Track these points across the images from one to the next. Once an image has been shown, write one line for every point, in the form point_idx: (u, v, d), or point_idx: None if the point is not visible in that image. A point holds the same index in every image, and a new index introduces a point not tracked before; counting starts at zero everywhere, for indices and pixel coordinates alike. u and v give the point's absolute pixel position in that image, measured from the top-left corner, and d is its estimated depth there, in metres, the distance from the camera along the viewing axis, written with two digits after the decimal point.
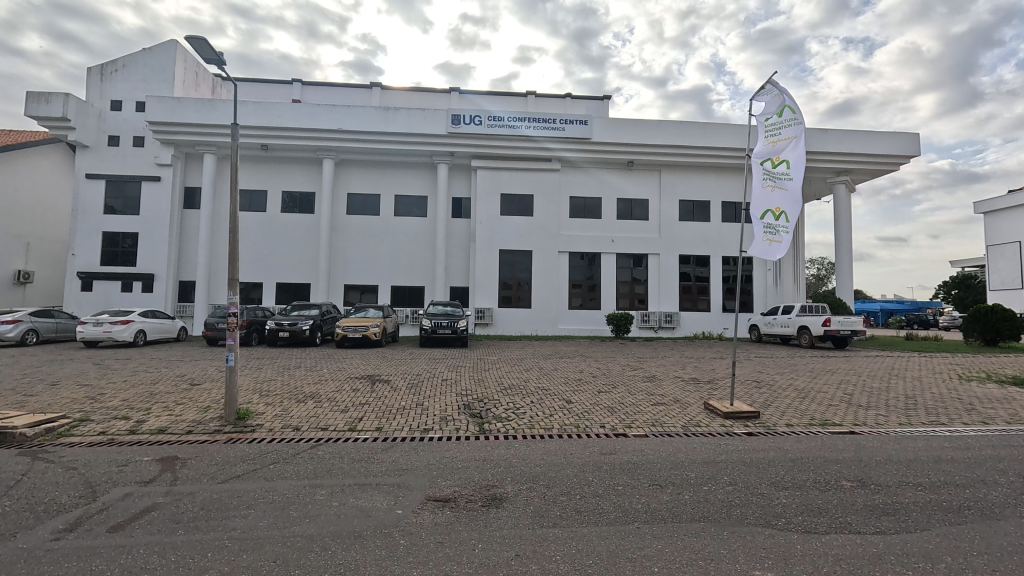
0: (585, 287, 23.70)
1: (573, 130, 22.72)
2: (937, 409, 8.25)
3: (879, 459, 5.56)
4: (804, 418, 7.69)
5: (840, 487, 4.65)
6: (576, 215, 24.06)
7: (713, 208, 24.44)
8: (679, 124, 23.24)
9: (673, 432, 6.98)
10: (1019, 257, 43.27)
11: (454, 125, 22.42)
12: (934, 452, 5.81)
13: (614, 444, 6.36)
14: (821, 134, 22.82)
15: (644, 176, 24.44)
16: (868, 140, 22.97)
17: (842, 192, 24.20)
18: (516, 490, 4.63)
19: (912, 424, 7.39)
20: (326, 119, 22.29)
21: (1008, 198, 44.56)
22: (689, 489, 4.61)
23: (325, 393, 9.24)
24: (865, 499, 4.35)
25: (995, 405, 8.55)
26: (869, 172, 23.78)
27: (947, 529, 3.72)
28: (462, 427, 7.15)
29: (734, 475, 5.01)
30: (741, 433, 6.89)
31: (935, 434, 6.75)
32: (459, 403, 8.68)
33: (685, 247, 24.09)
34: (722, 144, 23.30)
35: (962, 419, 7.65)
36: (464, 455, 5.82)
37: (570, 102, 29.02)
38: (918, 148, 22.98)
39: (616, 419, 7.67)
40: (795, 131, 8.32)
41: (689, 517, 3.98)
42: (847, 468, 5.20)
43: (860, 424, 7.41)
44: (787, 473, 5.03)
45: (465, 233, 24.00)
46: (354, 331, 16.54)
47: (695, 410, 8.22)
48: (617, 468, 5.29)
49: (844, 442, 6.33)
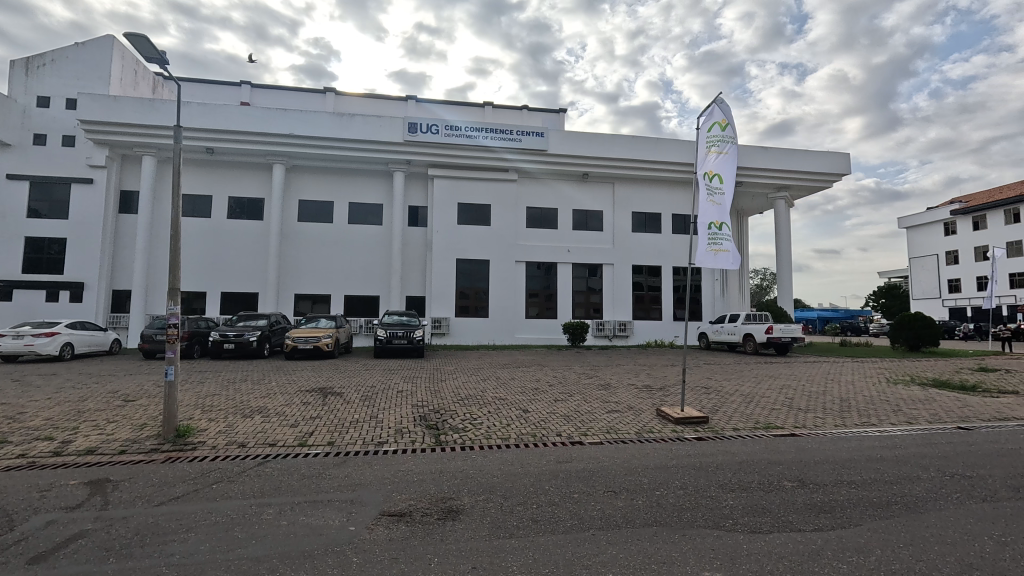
0: (541, 296, 23.92)
1: (529, 142, 23.03)
2: (868, 411, 8.84)
3: (817, 459, 5.89)
4: (749, 422, 8.04)
5: (782, 487, 4.89)
6: (531, 225, 24.33)
7: (663, 220, 25.33)
8: (631, 139, 23.96)
9: (626, 438, 7.15)
10: (938, 269, 47.15)
11: (410, 133, 22.23)
12: (866, 452, 6.20)
13: (570, 452, 6.45)
14: (762, 152, 24.19)
15: (598, 189, 25.05)
16: (804, 158, 24.53)
17: (782, 207, 25.56)
18: (472, 501, 4.60)
19: (847, 425, 7.87)
20: (278, 123, 21.63)
21: (927, 214, 48.59)
22: (642, 495, 4.72)
23: (273, 408, 8.85)
24: (805, 498, 4.59)
25: (919, 407, 9.24)
26: (805, 188, 25.35)
27: (877, 524, 3.98)
28: (418, 440, 7.02)
29: (685, 479, 5.18)
30: (691, 438, 7.14)
31: (866, 435, 7.21)
32: (414, 414, 8.53)
33: (638, 258, 24.78)
34: (672, 160, 24.21)
35: (889, 420, 8.22)
36: (420, 468, 5.71)
37: (527, 113, 29.47)
38: (847, 167, 24.74)
39: (572, 427, 7.78)
40: (728, 148, 8.97)
41: (643, 522, 4.07)
42: (788, 469, 5.48)
43: (800, 426, 7.82)
44: (734, 476, 5.24)
45: (423, 243, 23.77)
46: (305, 342, 15.99)
47: (647, 417, 8.44)
48: (572, 476, 5.35)
49: (785, 444, 6.67)
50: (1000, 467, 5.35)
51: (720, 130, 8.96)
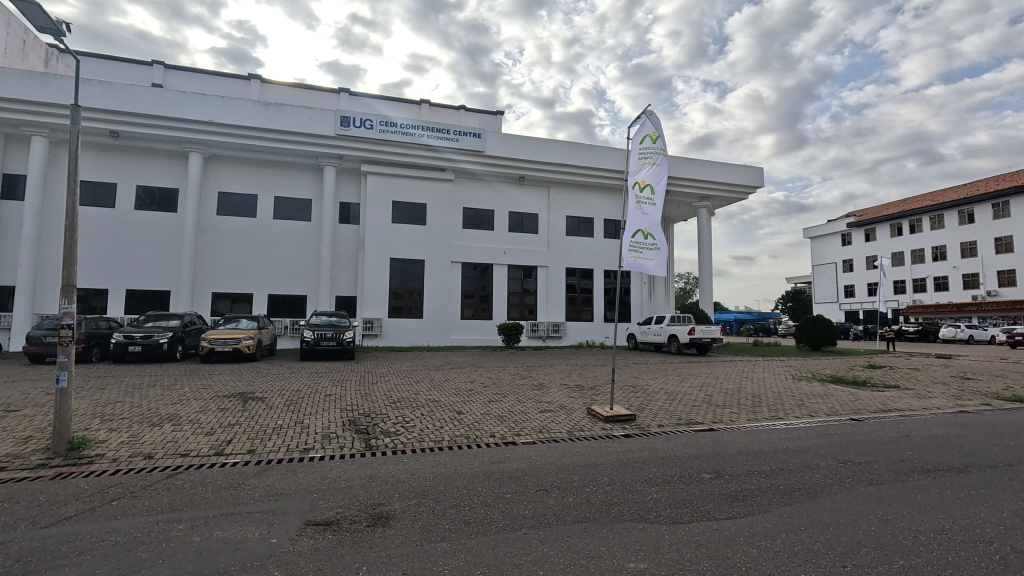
0: (477, 297, 23.90)
1: (466, 142, 22.92)
2: (775, 406, 9.62)
3: (732, 452, 6.31)
4: (673, 418, 8.48)
5: (701, 479, 5.20)
6: (467, 226, 24.25)
7: (596, 224, 26.14)
8: (566, 144, 24.51)
9: (559, 437, 7.31)
10: (835, 276, 52.20)
11: (342, 127, 21.44)
12: (773, 443, 6.75)
13: (503, 452, 6.48)
14: (687, 163, 25.62)
15: (534, 192, 25.40)
16: (723, 171, 26.26)
17: (704, 216, 27.22)
18: (403, 506, 4.51)
19: (757, 419, 8.50)
20: (195, 108, 20.11)
21: (827, 226, 53.66)
22: (572, 492, 4.84)
23: (185, 415, 8.20)
24: (720, 488, 4.92)
25: (819, 401, 10.18)
26: (724, 199, 27.16)
27: (782, 509, 4.34)
28: (347, 445, 6.77)
29: (613, 475, 5.37)
30: (619, 435, 7.42)
31: (774, 428, 7.84)
32: (343, 419, 8.21)
33: (571, 261, 25.40)
34: (604, 167, 25.04)
35: (794, 414, 8.99)
36: (348, 474, 5.51)
37: (464, 113, 29.35)
38: (760, 181, 26.78)
39: (505, 428, 7.83)
40: (659, 161, 9.41)
41: (573, 519, 4.18)
42: (706, 462, 5.84)
43: (717, 421, 8.36)
44: (658, 470, 5.51)
45: (354, 241, 22.99)
46: (223, 344, 14.96)
47: (579, 416, 8.67)
48: (505, 476, 5.39)
49: (704, 439, 7.10)
50: (883, 454, 6.01)
51: (651, 143, 9.41)
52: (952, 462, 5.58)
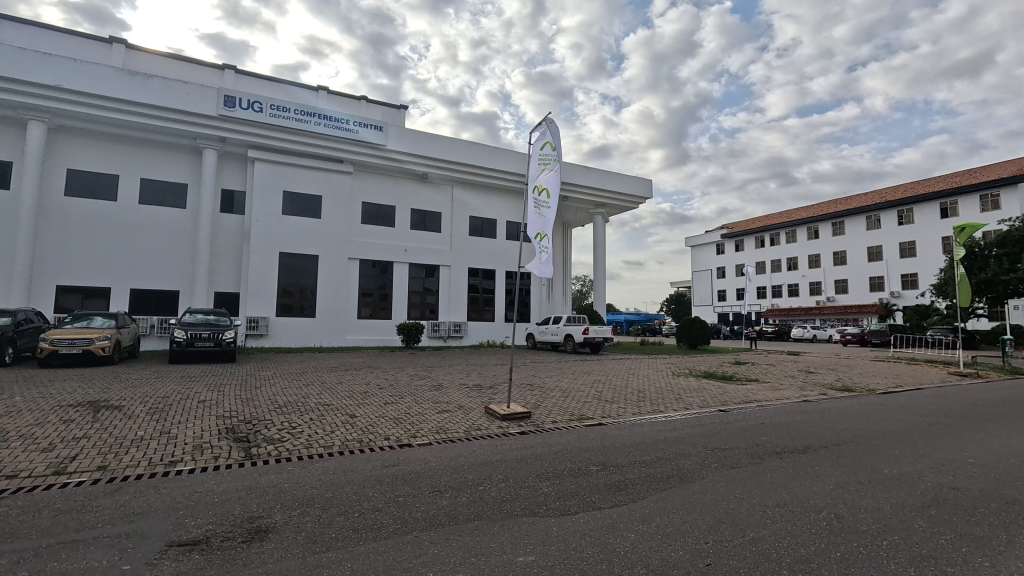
0: (375, 296, 23.10)
1: (367, 134, 22.04)
2: (657, 400, 10.45)
3: (617, 445, 6.74)
4: (565, 415, 8.84)
5: (588, 471, 5.49)
6: (366, 221, 23.34)
7: (498, 226, 26.51)
8: (470, 144, 24.56)
9: (456, 437, 7.29)
10: (710, 282, 57.96)
11: (227, 107, 19.57)
12: (653, 435, 7.33)
13: (398, 455, 6.32)
14: (584, 171, 26.92)
15: (437, 191, 25.13)
16: (617, 181, 27.96)
17: (599, 222, 28.79)
18: (285, 518, 4.22)
19: (641, 413, 9.16)
20: (38, 70, 17.17)
21: (704, 236, 59.36)
22: (466, 491, 4.86)
23: (15, 429, 6.96)
24: (605, 478, 5.23)
25: (693, 394, 11.24)
26: (617, 207, 28.93)
27: (658, 495, 4.73)
28: (222, 455, 6.18)
29: (506, 472, 5.48)
30: (515, 433, 7.58)
31: (655, 421, 8.51)
32: (219, 427, 7.48)
33: (473, 261, 25.49)
34: (507, 169, 25.46)
35: (672, 407, 9.83)
36: (222, 487, 5.03)
37: (366, 105, 28.22)
38: (649, 192, 28.93)
39: (401, 430, 7.64)
40: (556, 166, 9.69)
41: (466, 517, 4.20)
42: (594, 455, 6.18)
43: (606, 416, 8.87)
44: (549, 465, 5.73)
45: (238, 232, 21.09)
46: (69, 346, 12.93)
47: (476, 415, 8.72)
48: (398, 479, 5.26)
49: (593, 433, 7.50)
50: (743, 440, 6.78)
51: (550, 149, 9.71)
52: (795, 445, 6.46)
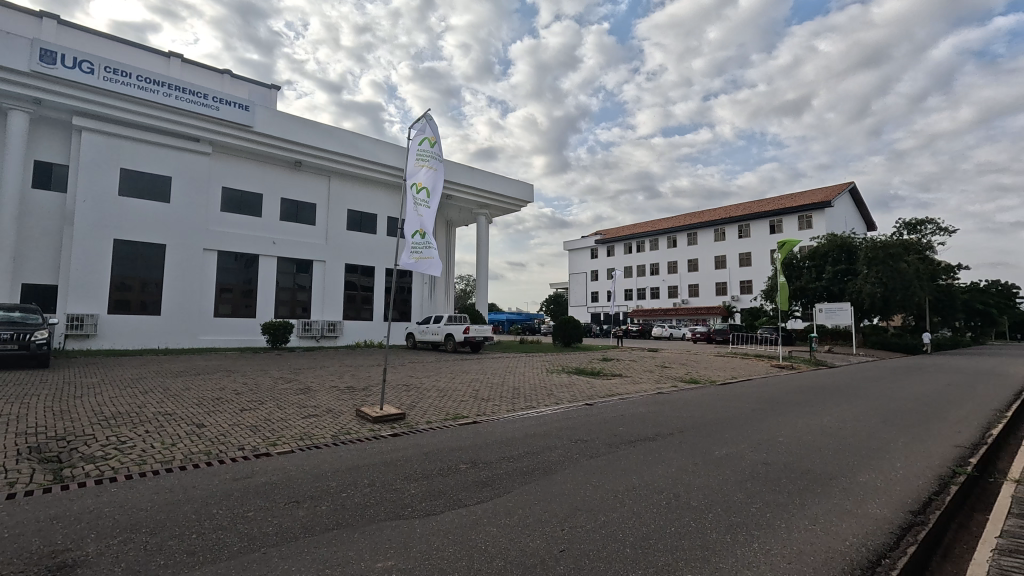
0: (236, 292, 21.00)
1: (230, 113, 19.91)
2: (530, 397, 10.87)
3: (488, 442, 6.88)
4: (440, 414, 8.81)
5: (457, 470, 5.53)
6: (227, 209, 21.09)
7: (378, 221, 25.58)
8: (350, 134, 23.36)
9: (322, 443, 6.87)
10: (584, 284, 61.79)
11: (43, 63, 16.39)
12: (523, 431, 7.60)
13: (252, 466, 5.79)
14: (469, 172, 27.10)
15: (312, 180, 23.52)
16: (501, 183, 28.58)
17: (482, 223, 29.20)
18: (102, 547, 3.64)
19: (514, 410, 9.46)
20: None
21: (580, 241, 63.06)
22: (326, 499, 4.61)
23: None
24: (473, 475, 5.32)
25: (564, 390, 11.89)
26: (500, 209, 29.58)
27: (522, 488, 4.92)
28: (20, 479, 5.15)
29: (373, 476, 5.31)
30: (386, 435, 7.37)
31: (526, 416, 8.84)
32: (20, 446, 6.23)
33: (351, 257, 24.30)
34: (390, 163, 24.66)
35: (544, 403, 10.31)
36: (16, 518, 4.19)
37: (229, 80, 25.48)
38: (531, 196, 30.01)
39: (259, 439, 7.00)
40: (435, 165, 9.70)
41: (323, 527, 3.98)
42: (465, 453, 6.24)
43: (481, 414, 9.01)
44: (418, 466, 5.65)
45: (58, 213, 17.79)
46: None
47: (346, 419, 8.32)
48: (250, 492, 4.82)
49: (466, 431, 7.58)
50: (603, 431, 7.34)
51: (429, 147, 9.65)
52: (646, 433, 7.15)
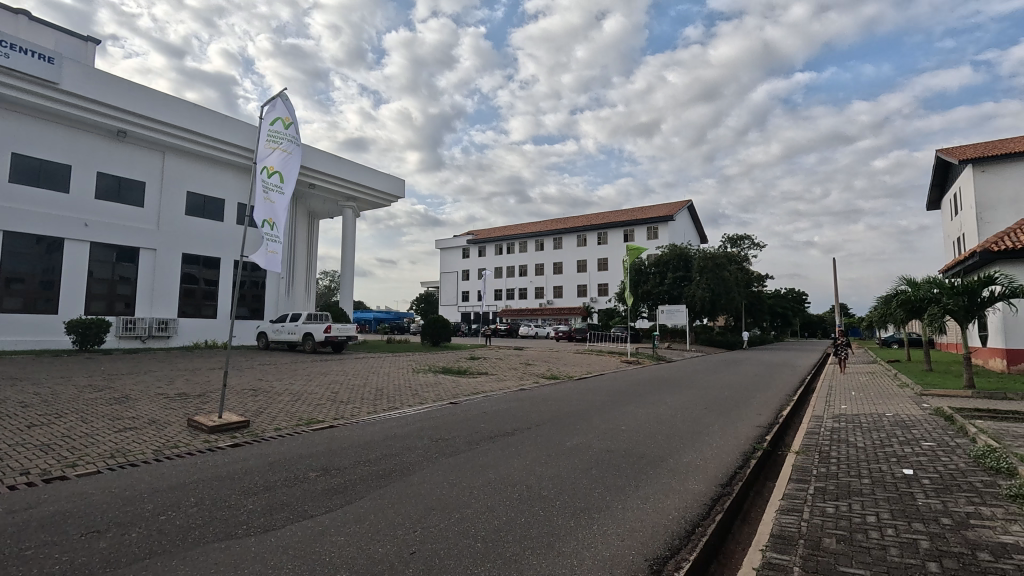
0: (30, 283, 17.28)
1: (24, 64, 16.23)
2: (393, 398, 10.57)
3: (344, 446, 6.52)
4: (292, 420, 8.14)
5: (306, 479, 5.14)
6: (19, 180, 17.19)
7: (226, 207, 22.88)
8: (192, 106, 20.52)
9: (139, 460, 5.89)
10: (455, 283, 62.02)
11: None
12: (383, 433, 7.35)
13: (39, 494, 4.76)
14: (335, 161, 25.54)
15: (141, 155, 20.20)
16: (371, 176, 27.38)
17: (349, 216, 27.72)
18: None
19: (376, 412, 9.11)
20: None
21: (453, 241, 63.10)
22: (140, 525, 3.96)
23: None
24: (324, 483, 4.98)
25: (429, 389, 11.78)
26: (369, 203, 28.36)
27: (376, 492, 4.73)
28: None
29: (203, 493, 4.69)
30: (225, 446, 6.59)
31: (388, 418, 8.56)
32: None
33: (190, 245, 21.38)
34: (241, 144, 22.18)
35: (408, 403, 10.09)
36: None
37: (26, 23, 20.79)
38: (402, 192, 29.23)
39: (51, 460, 5.77)
40: (290, 148, 8.99)
41: (131, 559, 3.40)
42: (316, 460, 5.83)
43: (338, 417, 8.50)
44: (258, 478, 5.13)
45: None
46: None
47: (174, 430, 7.27)
48: (32, 526, 3.95)
49: (320, 437, 7.10)
50: (464, 429, 7.40)
51: (283, 128, 8.87)
52: (506, 429, 7.37)
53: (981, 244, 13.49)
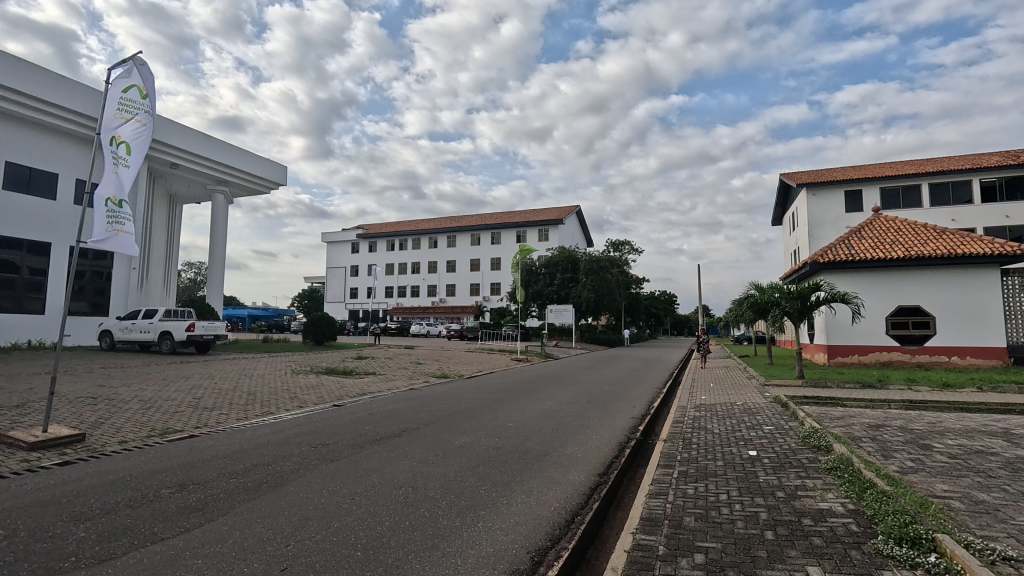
0: None
1: None
2: (268, 401, 9.72)
3: (208, 458, 5.85)
4: (142, 431, 7.12)
5: (158, 497, 4.52)
6: None
7: (60, 183, 19.41)
8: (16, 60, 17.06)
9: None
10: (343, 279, 58.95)
11: None
12: (254, 440, 6.71)
13: None
14: (204, 140, 22.89)
15: None
16: (247, 159, 24.97)
17: (220, 201, 25.01)
18: None
19: (248, 418, 8.30)
20: None
21: (341, 234, 59.87)
22: None
23: None
24: (180, 501, 4.42)
25: (309, 392, 11.03)
26: (245, 189, 25.85)
27: (244, 507, 4.30)
28: None
29: (17, 524, 3.91)
30: (52, 465, 5.56)
31: (261, 423, 7.85)
32: None
33: (7, 226, 17.80)
34: (82, 110, 18.92)
35: (286, 407, 9.35)
36: None
37: None
38: (284, 179, 27.06)
39: None
40: (143, 120, 7.89)
41: None
42: (171, 475, 5.15)
43: (201, 426, 7.60)
44: (94, 501, 4.40)
45: None
46: None
47: None
48: None
49: (178, 448, 6.29)
50: (348, 433, 7.03)
51: (137, 96, 7.72)
52: (392, 430, 7.14)
53: (811, 256, 16.12)
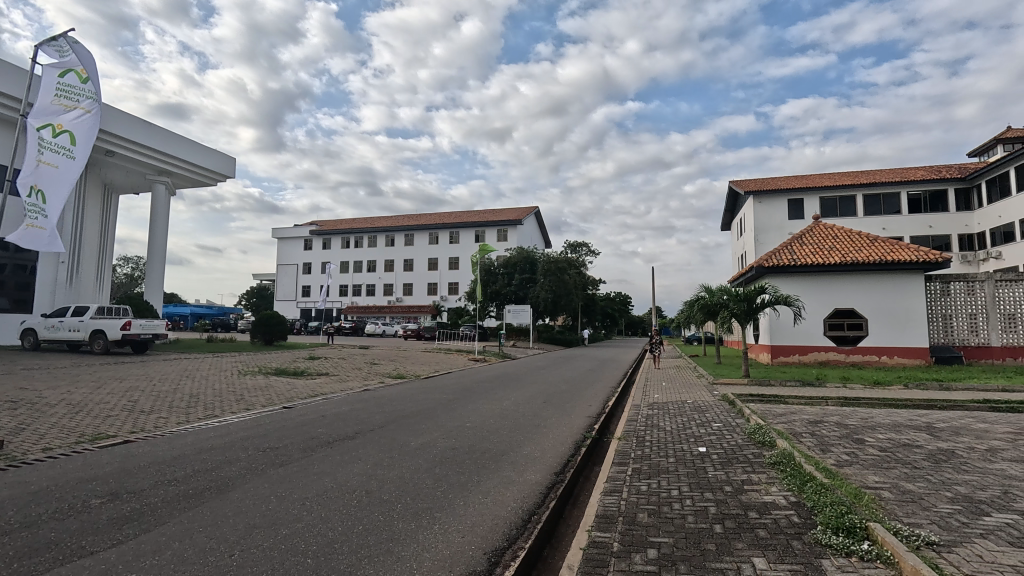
0: None
1: None
2: (213, 404, 9.26)
3: (144, 464, 5.50)
4: (71, 437, 6.62)
5: (87, 508, 4.21)
6: None
7: None
8: None
9: None
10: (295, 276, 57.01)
11: None
12: (196, 445, 6.36)
13: None
14: (144, 127, 21.55)
15: None
16: (192, 149, 23.70)
17: (161, 192, 23.62)
18: None
19: (190, 421, 7.87)
20: None
21: (293, 230, 57.85)
22: None
23: None
24: (112, 511, 4.13)
25: (257, 393, 10.59)
26: (188, 180, 24.54)
27: (185, 515, 4.07)
28: None
29: None
30: None
31: (205, 427, 7.46)
32: None
33: None
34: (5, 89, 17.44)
35: (231, 409, 8.94)
36: None
37: None
38: (232, 171, 25.86)
39: None
40: (85, 104, 9.95)
41: None
42: (102, 484, 4.80)
43: (137, 431, 7.14)
44: (12, 514, 4.03)
45: None
46: None
47: None
48: None
49: (112, 455, 5.89)
50: (298, 435, 6.78)
51: (76, 82, 9.64)
52: (345, 432, 6.93)
53: (757, 260, 16.83)
